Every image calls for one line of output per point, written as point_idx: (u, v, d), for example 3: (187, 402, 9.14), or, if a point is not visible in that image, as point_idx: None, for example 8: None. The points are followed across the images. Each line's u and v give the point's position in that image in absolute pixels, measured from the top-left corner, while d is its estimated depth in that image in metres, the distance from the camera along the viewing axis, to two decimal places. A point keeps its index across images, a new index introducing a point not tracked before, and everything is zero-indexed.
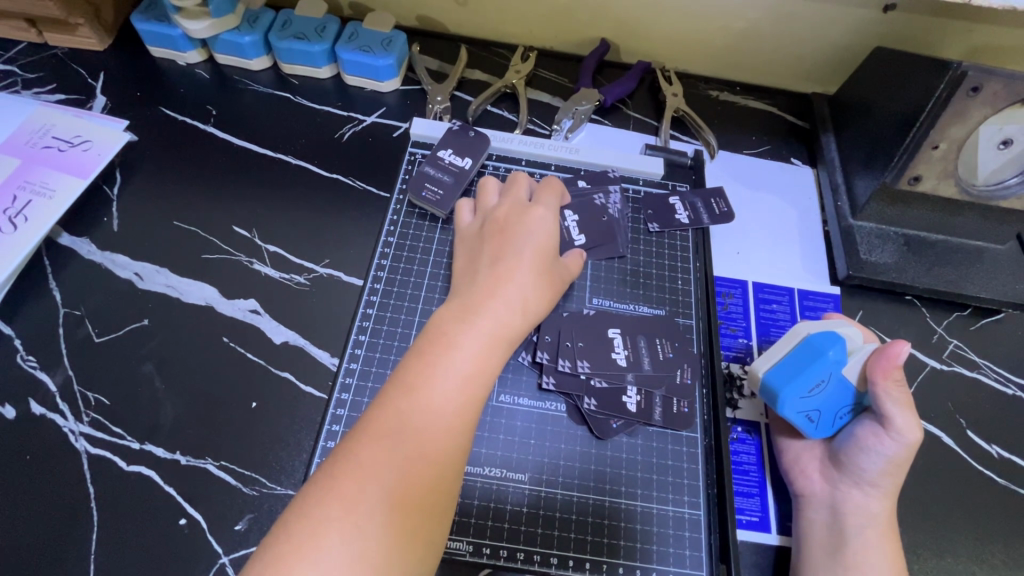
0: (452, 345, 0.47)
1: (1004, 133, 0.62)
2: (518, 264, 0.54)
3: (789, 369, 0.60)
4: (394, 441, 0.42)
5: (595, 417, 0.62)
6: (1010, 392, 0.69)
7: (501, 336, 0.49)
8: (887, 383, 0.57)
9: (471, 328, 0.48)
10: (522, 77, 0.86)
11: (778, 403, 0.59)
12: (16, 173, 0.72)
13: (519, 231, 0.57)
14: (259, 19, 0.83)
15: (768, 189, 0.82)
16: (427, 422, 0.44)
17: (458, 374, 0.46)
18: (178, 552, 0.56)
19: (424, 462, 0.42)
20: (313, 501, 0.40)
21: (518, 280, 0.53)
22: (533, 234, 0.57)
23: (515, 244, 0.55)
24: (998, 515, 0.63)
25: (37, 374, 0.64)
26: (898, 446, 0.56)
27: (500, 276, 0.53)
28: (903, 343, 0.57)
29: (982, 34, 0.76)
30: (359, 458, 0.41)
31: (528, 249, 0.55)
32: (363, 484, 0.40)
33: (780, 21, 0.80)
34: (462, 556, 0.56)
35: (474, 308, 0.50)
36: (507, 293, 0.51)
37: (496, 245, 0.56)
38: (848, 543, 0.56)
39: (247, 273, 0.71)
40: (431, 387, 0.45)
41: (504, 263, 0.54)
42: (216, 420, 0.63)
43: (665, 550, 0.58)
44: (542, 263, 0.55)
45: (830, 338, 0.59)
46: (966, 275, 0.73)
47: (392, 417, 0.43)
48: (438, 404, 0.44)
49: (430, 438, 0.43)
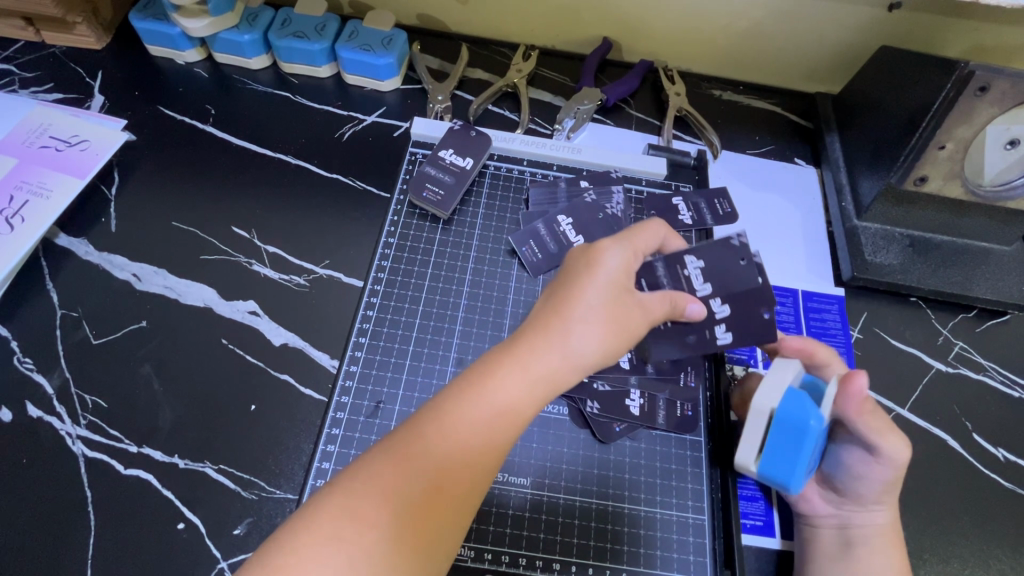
0: (491, 384, 0.44)
1: (1011, 133, 0.61)
2: (591, 310, 0.46)
3: (785, 460, 0.51)
4: (416, 471, 0.41)
5: (599, 420, 0.62)
6: (1016, 395, 0.69)
7: (544, 387, 0.45)
8: (865, 417, 0.54)
9: (518, 372, 0.44)
10: (523, 77, 0.85)
11: (789, 489, 0.53)
12: (13, 173, 0.71)
13: (596, 265, 0.48)
14: (258, 18, 0.82)
15: (771, 189, 0.81)
16: (447, 456, 0.42)
17: (493, 417, 0.43)
18: (177, 557, 0.56)
19: (435, 496, 0.41)
20: (316, 511, 0.39)
21: (579, 328, 0.46)
22: (611, 272, 0.48)
23: (590, 280, 0.47)
24: (1005, 520, 0.62)
25: (33, 376, 0.63)
26: (889, 468, 0.54)
27: (561, 320, 0.46)
28: (861, 372, 0.52)
29: (986, 33, 0.75)
30: (373, 475, 0.40)
31: (604, 293, 0.47)
32: (372, 506, 0.39)
33: (783, 20, 0.80)
34: (464, 561, 0.56)
35: (525, 349, 0.45)
36: (564, 337, 0.45)
37: (568, 277, 0.48)
38: (857, 557, 0.55)
39: (247, 274, 0.70)
40: (464, 423, 0.43)
41: (565, 303, 0.46)
42: (214, 424, 0.62)
43: (669, 556, 0.58)
44: (620, 312, 0.47)
45: (797, 405, 0.51)
46: (972, 276, 0.72)
47: (415, 445, 0.42)
48: (466, 442, 0.42)
49: (448, 473, 0.41)
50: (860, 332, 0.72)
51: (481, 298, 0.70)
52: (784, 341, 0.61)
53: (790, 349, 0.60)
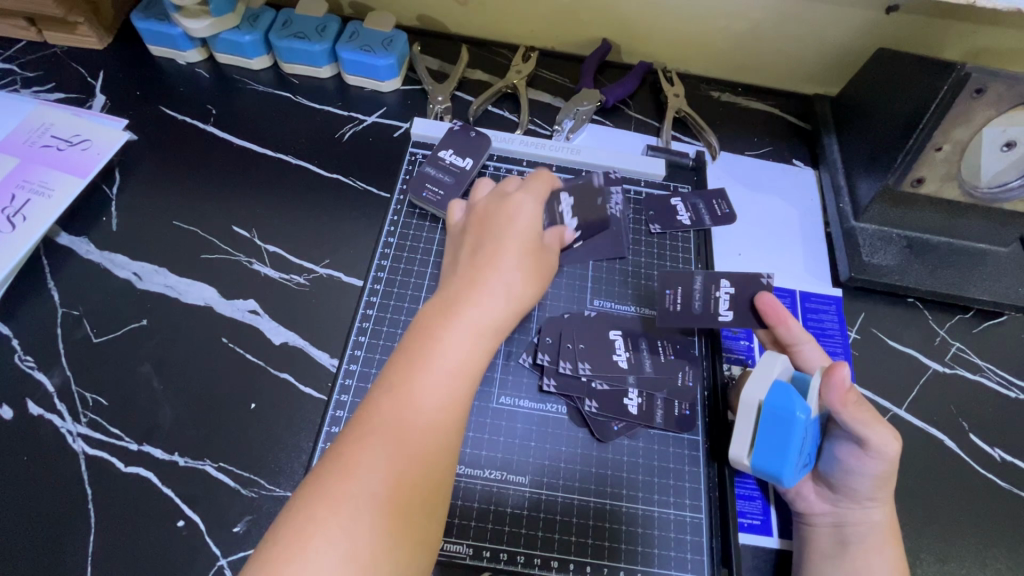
0: (436, 340, 0.45)
1: (1008, 135, 0.62)
2: (507, 255, 0.50)
3: (774, 451, 0.55)
4: (383, 439, 0.41)
5: (597, 419, 0.62)
6: (1013, 395, 0.69)
7: (487, 330, 0.47)
8: (850, 409, 0.55)
9: (457, 324, 0.46)
10: (523, 78, 0.85)
11: (783, 480, 0.56)
12: (15, 172, 0.72)
13: (505, 220, 0.53)
14: (260, 18, 0.83)
15: (769, 190, 0.81)
16: (410, 420, 0.42)
17: (446, 370, 0.44)
18: (176, 554, 0.56)
19: (409, 461, 0.41)
20: (301, 505, 0.39)
21: (503, 273, 0.49)
22: (516, 222, 0.53)
23: (501, 233, 0.52)
24: (1001, 520, 0.62)
25: (34, 374, 0.63)
26: (880, 462, 0.55)
27: (485, 270, 0.49)
28: (843, 364, 0.56)
29: (984, 35, 0.75)
30: (348, 457, 0.40)
31: (517, 240, 0.51)
32: (350, 485, 0.39)
33: (781, 22, 0.80)
34: (461, 558, 0.56)
35: (459, 302, 0.47)
36: (492, 282, 0.48)
37: (483, 236, 0.52)
38: (853, 555, 0.55)
39: (247, 273, 0.71)
40: (419, 383, 0.43)
41: (486, 257, 0.50)
42: (213, 422, 0.62)
43: (667, 554, 0.58)
44: (533, 254, 0.52)
45: (783, 397, 0.54)
46: (969, 277, 0.72)
47: (375, 415, 0.42)
48: (425, 401, 0.42)
49: (415, 436, 0.41)
50: (857, 333, 0.72)
51: None
52: (759, 297, 0.63)
53: (765, 307, 0.62)
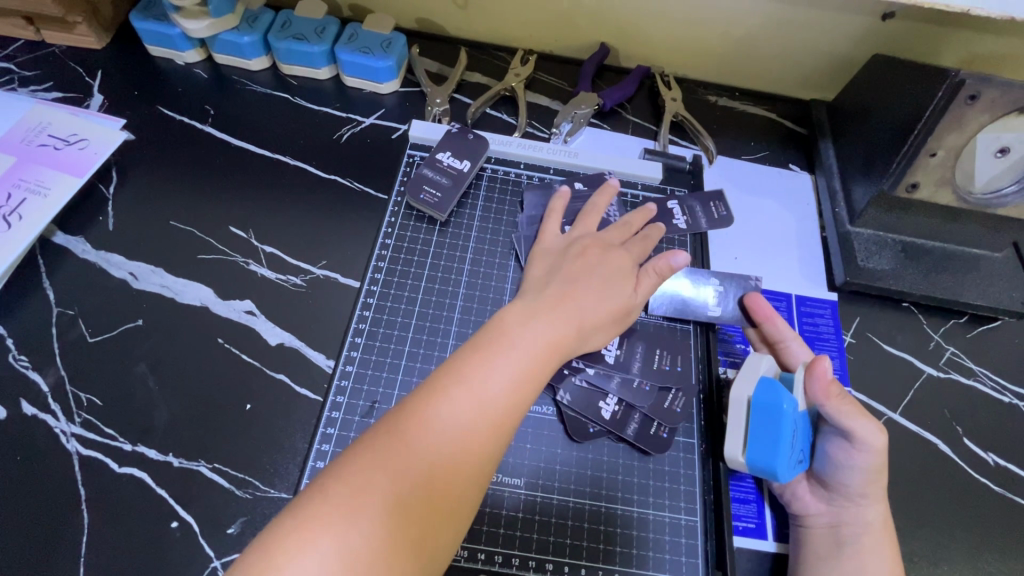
0: (512, 344, 0.51)
1: (1002, 141, 0.62)
2: (588, 288, 0.58)
3: (766, 447, 0.55)
4: (445, 421, 0.45)
5: (570, 416, 0.62)
6: (1006, 400, 0.69)
7: (553, 351, 0.53)
8: (833, 401, 0.57)
9: (530, 337, 0.52)
10: (521, 81, 0.85)
11: (776, 477, 0.56)
12: (13, 170, 0.72)
13: (597, 258, 0.62)
14: (259, 19, 0.83)
15: (766, 195, 0.82)
16: (476, 412, 0.46)
17: (514, 376, 0.49)
18: (170, 555, 0.56)
19: (458, 447, 0.45)
20: (356, 453, 0.43)
21: (581, 302, 0.57)
22: (613, 269, 0.61)
23: (592, 265, 0.61)
24: (995, 523, 0.62)
25: (29, 374, 0.63)
26: (867, 455, 0.56)
27: (569, 297, 0.56)
28: (823, 357, 0.58)
29: (980, 43, 0.76)
30: (407, 423, 0.45)
31: (603, 275, 0.60)
32: (400, 447, 0.44)
33: (778, 27, 0.81)
34: (457, 561, 0.56)
35: (540, 315, 0.54)
36: (577, 306, 0.56)
37: (576, 263, 0.61)
38: (849, 554, 0.55)
39: (244, 274, 0.71)
40: (488, 378, 0.48)
41: (570, 287, 0.58)
42: (209, 422, 0.62)
43: (661, 557, 0.58)
44: (619, 291, 0.60)
45: (771, 392, 0.55)
46: (963, 282, 0.73)
47: (445, 393, 0.47)
48: (488, 396, 0.47)
49: (471, 426, 0.46)
50: (853, 337, 0.72)
51: (477, 301, 0.70)
52: (749, 297, 0.68)
53: (754, 306, 0.67)
